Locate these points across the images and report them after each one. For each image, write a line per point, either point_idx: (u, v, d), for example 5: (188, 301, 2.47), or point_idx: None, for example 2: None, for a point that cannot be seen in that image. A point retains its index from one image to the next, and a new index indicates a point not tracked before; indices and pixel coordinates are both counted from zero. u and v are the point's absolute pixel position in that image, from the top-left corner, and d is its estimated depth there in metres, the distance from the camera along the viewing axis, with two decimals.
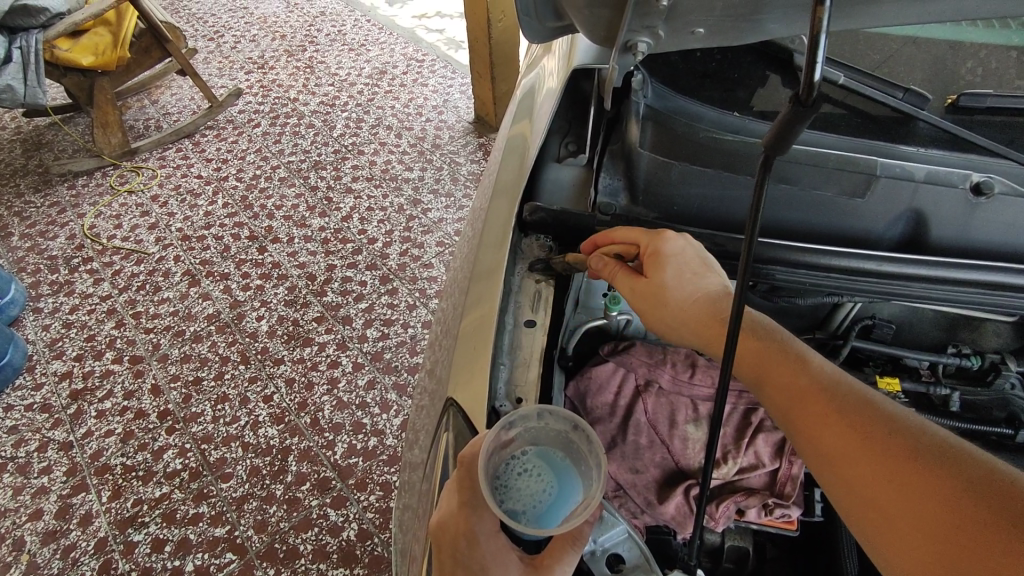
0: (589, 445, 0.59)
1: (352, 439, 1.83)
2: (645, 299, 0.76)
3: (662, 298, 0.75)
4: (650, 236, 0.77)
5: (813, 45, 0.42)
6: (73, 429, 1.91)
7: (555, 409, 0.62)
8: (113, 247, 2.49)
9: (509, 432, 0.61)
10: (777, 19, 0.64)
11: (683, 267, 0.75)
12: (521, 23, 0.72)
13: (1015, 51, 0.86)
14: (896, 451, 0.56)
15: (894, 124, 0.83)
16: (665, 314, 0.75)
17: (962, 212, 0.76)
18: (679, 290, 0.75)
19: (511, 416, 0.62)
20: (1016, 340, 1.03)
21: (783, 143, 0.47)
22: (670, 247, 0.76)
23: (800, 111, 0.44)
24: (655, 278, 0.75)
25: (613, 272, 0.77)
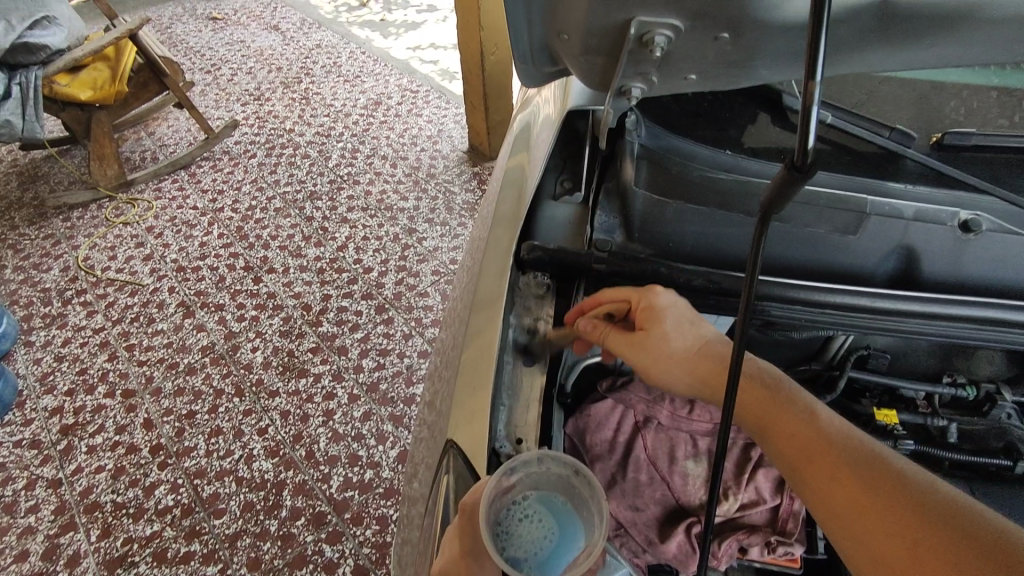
0: (590, 489, 0.59)
1: (348, 472, 1.81)
2: (646, 356, 0.76)
3: (663, 349, 0.75)
4: (640, 292, 0.78)
5: (805, 114, 0.42)
6: (62, 466, 1.87)
7: (558, 454, 0.62)
8: (106, 279, 2.48)
9: (511, 477, 0.61)
10: (767, 65, 0.64)
11: (679, 317, 0.76)
12: (518, 70, 0.73)
13: (996, 91, 0.88)
14: (893, 502, 0.56)
15: (883, 161, 0.85)
16: (668, 367, 0.75)
17: (952, 248, 0.77)
18: (680, 340, 0.76)
19: (513, 461, 0.62)
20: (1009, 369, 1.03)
21: (784, 204, 0.46)
22: (665, 301, 0.77)
23: (796, 175, 0.43)
24: (654, 332, 0.75)
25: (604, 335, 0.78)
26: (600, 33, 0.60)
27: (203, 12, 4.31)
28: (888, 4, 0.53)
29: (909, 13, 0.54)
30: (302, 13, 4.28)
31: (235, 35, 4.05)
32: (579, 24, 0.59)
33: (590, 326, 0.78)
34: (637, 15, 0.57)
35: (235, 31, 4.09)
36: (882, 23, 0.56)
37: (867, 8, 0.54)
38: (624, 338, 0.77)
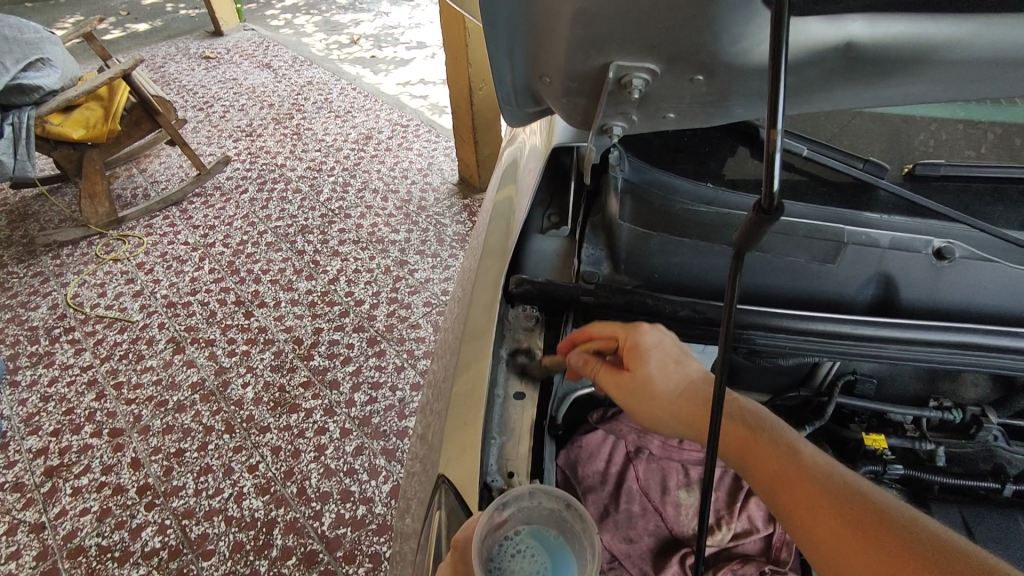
0: (582, 523, 0.61)
1: (340, 508, 1.78)
2: (631, 394, 0.76)
3: (648, 389, 0.75)
4: (627, 330, 0.79)
5: (769, 159, 0.43)
6: (46, 509, 1.83)
7: (548, 489, 0.63)
8: (95, 315, 2.47)
9: (502, 513, 0.62)
10: (742, 104, 0.67)
11: (664, 356, 0.77)
12: (503, 111, 0.76)
13: (962, 124, 0.89)
14: (884, 542, 0.55)
15: (857, 192, 0.88)
16: (654, 406, 0.74)
17: (926, 274, 0.79)
18: (666, 379, 0.75)
19: (505, 497, 0.62)
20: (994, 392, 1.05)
21: (754, 244, 0.46)
22: (652, 339, 0.77)
23: (764, 218, 0.44)
24: (641, 371, 0.76)
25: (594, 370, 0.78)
26: (580, 74, 0.62)
27: (196, 52, 4.39)
28: (852, 47, 0.56)
29: (872, 56, 0.57)
30: (293, 51, 4.37)
31: (228, 73, 4.12)
32: (560, 66, 0.61)
33: (581, 361, 0.78)
34: (615, 60, 0.59)
35: (228, 69, 4.17)
36: (846, 64, 0.58)
37: (831, 51, 0.56)
38: (611, 375, 0.77)
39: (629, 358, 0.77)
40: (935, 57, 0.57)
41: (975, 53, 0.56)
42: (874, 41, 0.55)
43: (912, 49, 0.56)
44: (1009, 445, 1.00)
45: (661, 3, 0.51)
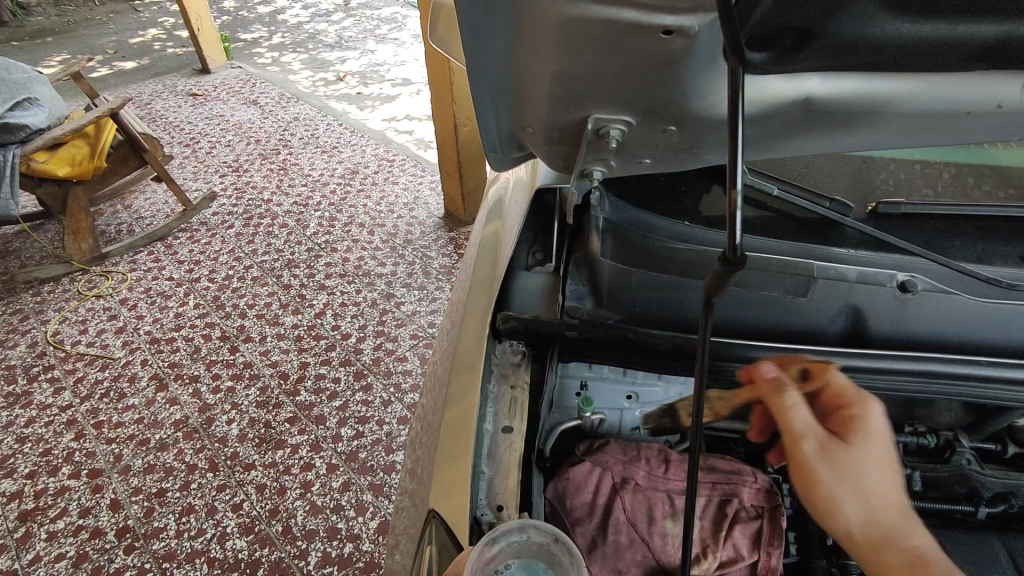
0: (570, 557, 0.61)
1: (327, 546, 1.76)
2: (827, 458, 0.63)
3: (852, 464, 0.62)
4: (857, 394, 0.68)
5: (732, 214, 0.46)
6: (19, 556, 1.79)
7: (536, 523, 0.65)
8: (76, 353, 2.44)
9: (493, 548, 0.64)
10: (713, 152, 0.70)
11: (883, 449, 0.64)
12: (489, 157, 0.79)
13: (919, 164, 0.94)
14: None
15: (824, 229, 0.93)
16: (849, 483, 0.62)
17: (892, 307, 0.83)
18: (874, 470, 0.62)
19: (495, 532, 0.65)
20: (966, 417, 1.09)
21: (721, 294, 0.50)
22: (877, 422, 0.66)
23: (730, 268, 0.47)
24: (853, 448, 0.63)
25: (786, 398, 0.67)
26: (561, 126, 0.66)
27: (183, 89, 4.45)
28: (810, 101, 0.61)
29: (828, 109, 0.62)
30: (280, 88, 4.45)
31: (215, 109, 4.17)
32: (542, 118, 0.65)
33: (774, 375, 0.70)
34: (593, 113, 0.63)
35: (215, 105, 4.22)
36: (806, 116, 0.63)
37: (791, 105, 0.61)
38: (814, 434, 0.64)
39: (837, 422, 0.67)
40: (885, 110, 0.62)
41: (921, 106, 0.61)
42: (829, 96, 0.60)
43: (864, 103, 0.61)
44: (981, 468, 1.04)
45: (632, 68, 0.55)
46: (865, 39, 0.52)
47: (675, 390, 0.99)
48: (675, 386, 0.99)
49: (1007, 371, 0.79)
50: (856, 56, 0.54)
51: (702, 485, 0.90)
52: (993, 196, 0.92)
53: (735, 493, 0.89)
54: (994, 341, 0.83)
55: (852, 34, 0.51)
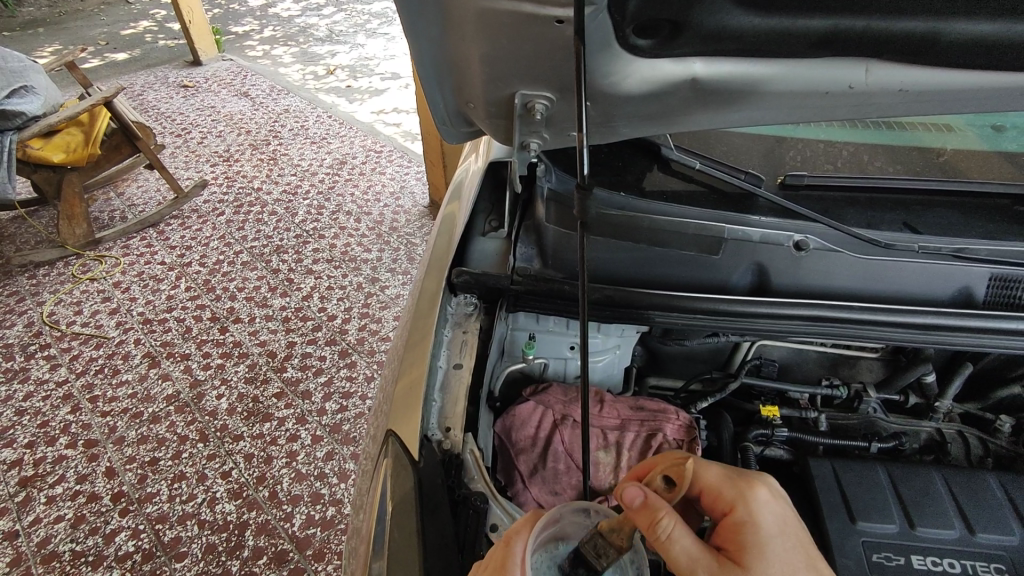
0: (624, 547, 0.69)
1: (311, 510, 1.88)
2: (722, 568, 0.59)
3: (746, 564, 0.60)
4: (735, 493, 0.66)
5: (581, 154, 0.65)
6: (19, 518, 1.90)
7: (603, 509, 0.71)
8: (71, 332, 2.55)
9: (558, 519, 0.70)
10: (626, 124, 0.82)
11: (772, 529, 0.64)
12: (440, 129, 0.91)
13: (822, 143, 1.09)
14: None
15: (740, 199, 1.05)
16: None
17: (788, 262, 0.99)
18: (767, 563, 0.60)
19: (565, 506, 0.70)
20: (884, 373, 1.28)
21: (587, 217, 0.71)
22: (767, 517, 0.64)
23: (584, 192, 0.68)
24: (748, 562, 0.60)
25: (661, 533, 0.60)
26: (496, 102, 0.79)
27: (174, 80, 4.54)
28: (698, 81, 0.73)
29: (715, 88, 0.74)
30: (271, 81, 4.55)
31: (206, 101, 4.27)
32: (481, 95, 0.78)
33: (641, 500, 0.61)
34: (519, 90, 0.76)
35: (206, 97, 4.31)
36: (696, 94, 0.75)
37: (681, 83, 0.74)
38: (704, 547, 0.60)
39: (727, 531, 0.64)
40: (761, 88, 0.74)
41: (787, 86, 0.73)
42: (711, 76, 0.73)
43: (741, 82, 0.73)
44: (886, 415, 1.21)
45: (540, 53, 0.69)
46: (725, 28, 0.66)
47: (613, 341, 1.16)
48: (612, 337, 1.15)
49: (879, 316, 0.93)
50: (724, 43, 0.68)
51: (632, 423, 1.04)
52: (884, 170, 1.06)
53: (659, 428, 1.02)
54: (877, 293, 0.99)
55: (714, 24, 0.65)
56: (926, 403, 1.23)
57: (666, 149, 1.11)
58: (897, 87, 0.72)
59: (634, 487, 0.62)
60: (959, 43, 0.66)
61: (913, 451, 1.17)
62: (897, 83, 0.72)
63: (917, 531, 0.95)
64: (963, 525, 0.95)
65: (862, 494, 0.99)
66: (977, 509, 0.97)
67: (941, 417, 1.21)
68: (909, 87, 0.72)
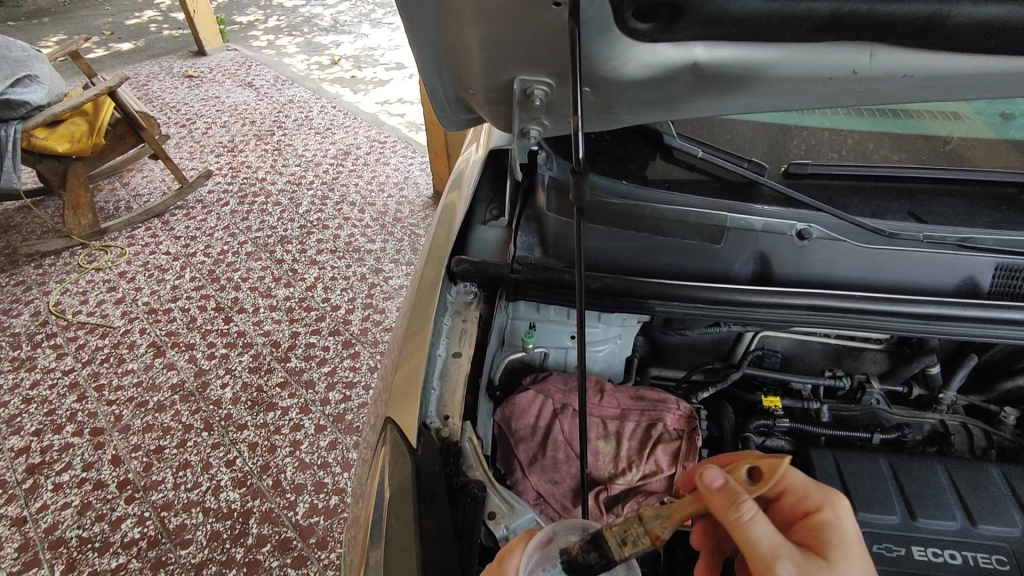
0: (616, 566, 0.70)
1: (314, 499, 1.90)
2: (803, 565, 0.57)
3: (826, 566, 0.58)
4: (821, 495, 0.63)
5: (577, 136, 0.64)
6: (27, 504, 1.91)
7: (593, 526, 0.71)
8: (77, 322, 2.56)
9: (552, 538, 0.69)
10: (627, 111, 0.81)
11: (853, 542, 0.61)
12: (440, 116, 0.90)
13: (828, 131, 1.07)
14: None
15: (742, 188, 1.04)
16: None
17: (791, 252, 0.98)
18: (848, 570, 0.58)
19: (558, 524, 0.70)
20: (889, 364, 1.27)
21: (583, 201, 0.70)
22: (848, 528, 0.62)
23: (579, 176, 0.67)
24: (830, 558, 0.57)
25: (744, 515, 0.57)
26: (494, 89, 0.78)
27: (179, 70, 4.53)
28: (698, 66, 0.72)
29: (716, 73, 0.73)
30: (275, 71, 4.54)
31: (211, 91, 4.26)
32: (479, 81, 0.77)
33: (721, 483, 0.59)
34: (517, 76, 0.75)
35: (210, 87, 4.31)
36: (697, 80, 0.74)
37: (681, 68, 0.73)
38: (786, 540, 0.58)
39: (806, 531, 0.62)
40: (763, 74, 0.73)
41: (790, 71, 0.72)
42: (711, 60, 0.71)
43: (742, 67, 0.72)
44: (888, 407, 1.20)
45: (538, 37, 0.68)
46: (725, 11, 0.64)
47: (614, 330, 1.16)
48: (613, 327, 1.15)
49: (882, 305, 0.93)
50: (725, 27, 0.67)
51: (633, 413, 1.03)
52: (889, 159, 1.05)
53: (660, 418, 1.02)
54: (880, 283, 0.98)
55: (714, 7, 0.64)
56: (930, 395, 1.23)
57: (668, 137, 1.09)
58: (902, 71, 0.71)
59: (715, 468, 0.60)
60: (966, 25, 0.65)
61: (915, 443, 1.16)
62: (902, 68, 0.71)
63: (917, 522, 0.94)
64: (964, 517, 0.95)
65: (862, 485, 0.99)
66: (978, 501, 0.97)
67: (945, 409, 1.21)
68: (914, 72, 0.71)
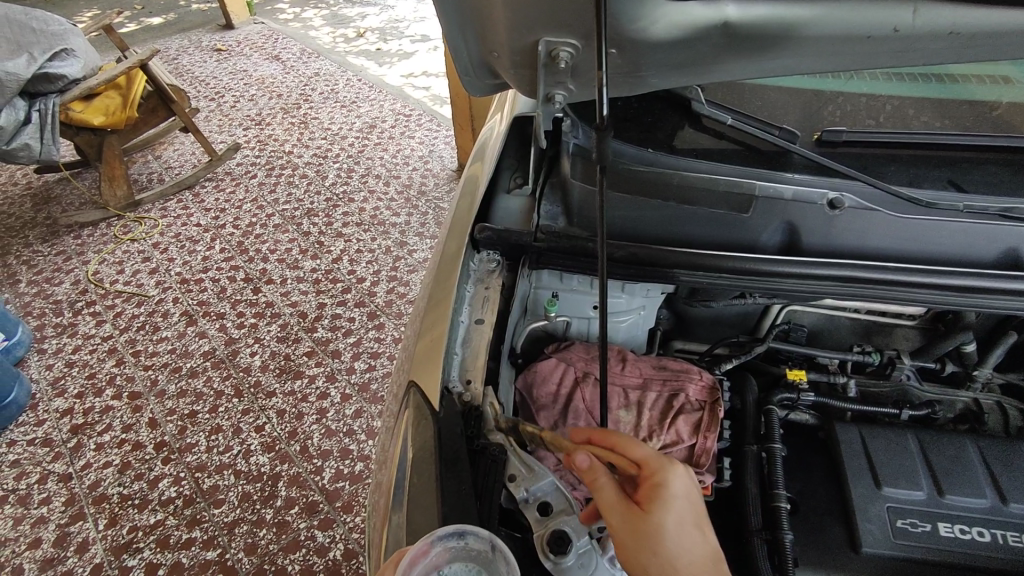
0: (506, 562, 0.67)
1: (340, 464, 1.95)
2: (638, 528, 0.66)
3: (658, 530, 0.66)
4: (660, 465, 0.70)
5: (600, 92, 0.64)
6: (72, 462, 2.01)
7: (474, 530, 0.70)
8: (114, 290, 2.65)
9: (435, 549, 0.68)
10: (655, 74, 0.79)
11: (688, 506, 0.68)
12: (464, 80, 0.89)
13: (865, 97, 1.04)
14: None
15: (774, 156, 1.01)
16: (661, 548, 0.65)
17: (822, 222, 0.96)
18: (678, 528, 0.66)
19: (438, 534, 0.69)
20: (922, 341, 1.23)
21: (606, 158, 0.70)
22: (683, 491, 0.69)
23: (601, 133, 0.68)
24: (652, 513, 0.67)
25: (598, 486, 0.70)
26: (519, 51, 0.77)
27: (208, 44, 4.56)
28: (730, 26, 0.70)
29: (748, 33, 0.70)
30: (302, 44, 4.54)
31: (239, 65, 4.29)
32: (503, 44, 0.76)
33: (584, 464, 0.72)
34: (543, 37, 0.74)
35: (238, 61, 4.34)
36: (729, 40, 0.72)
37: (712, 28, 0.70)
38: (625, 508, 0.68)
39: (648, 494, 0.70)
40: (798, 33, 0.70)
41: (828, 30, 0.69)
42: (743, 20, 0.69)
43: (777, 27, 0.69)
44: (919, 383, 1.18)
45: None
46: None
47: (638, 302, 1.15)
48: (637, 298, 1.14)
49: (916, 277, 0.90)
50: None
51: (655, 383, 1.03)
52: (930, 125, 1.00)
53: (682, 388, 1.01)
54: (914, 254, 0.95)
55: None
56: (964, 372, 1.20)
57: (697, 104, 1.05)
58: (947, 29, 0.68)
59: (579, 453, 0.72)
60: None
61: (946, 420, 1.14)
62: (946, 25, 0.68)
63: (945, 498, 0.93)
64: (995, 494, 0.93)
65: (889, 460, 0.98)
66: (1011, 479, 0.94)
67: (979, 387, 1.19)
68: (960, 29, 0.68)
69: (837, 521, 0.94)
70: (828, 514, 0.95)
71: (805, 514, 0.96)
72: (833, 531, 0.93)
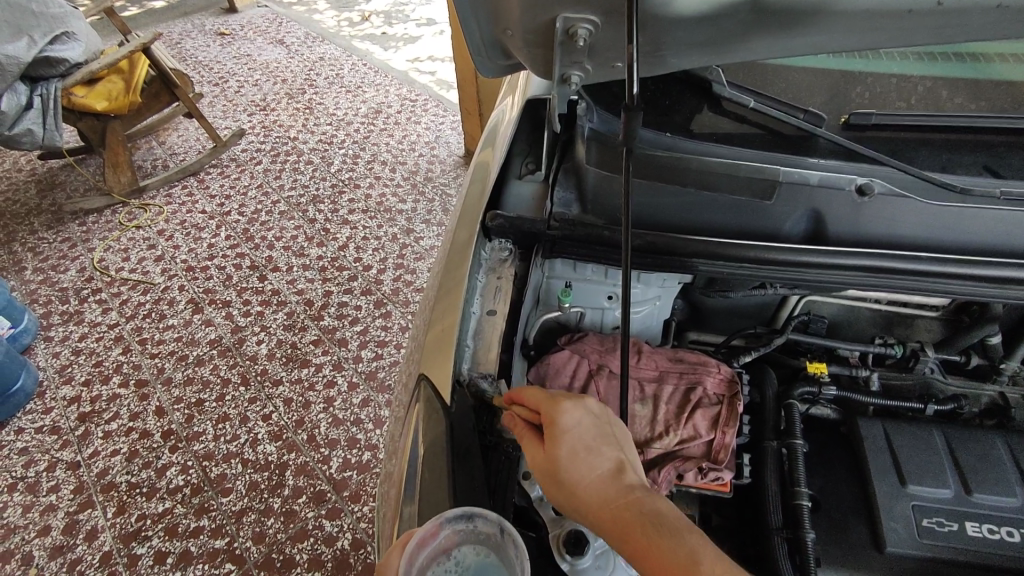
0: (515, 547, 0.64)
1: (347, 454, 1.93)
2: (541, 470, 0.70)
3: (553, 468, 0.69)
4: (548, 407, 0.73)
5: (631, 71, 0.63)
6: (80, 450, 2.00)
7: (483, 513, 0.67)
8: (120, 278, 2.63)
9: (443, 533, 0.66)
10: (677, 53, 0.75)
11: (578, 437, 0.70)
12: (476, 61, 0.85)
13: (895, 78, 0.99)
14: None
15: (798, 141, 0.96)
16: (561, 484, 0.68)
17: (849, 209, 0.91)
18: (571, 463, 0.68)
19: (445, 517, 0.67)
20: (945, 333, 1.19)
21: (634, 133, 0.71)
22: (570, 425, 0.71)
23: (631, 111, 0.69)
24: (549, 451, 0.70)
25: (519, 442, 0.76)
26: (534, 29, 0.73)
27: (212, 28, 4.50)
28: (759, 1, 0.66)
29: (778, 8, 0.66)
30: (306, 28, 4.47)
31: (243, 49, 4.24)
32: (517, 22, 0.72)
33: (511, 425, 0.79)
34: (560, 14, 0.70)
35: (242, 45, 4.28)
36: (757, 16, 0.68)
37: (740, 3, 0.66)
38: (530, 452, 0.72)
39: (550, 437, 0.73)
40: (832, 7, 0.65)
41: (865, 4, 0.65)
42: None
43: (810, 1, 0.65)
44: (943, 376, 1.14)
45: None
46: None
47: (653, 292, 1.11)
48: (652, 288, 1.10)
49: (947, 268, 0.86)
50: None
51: (671, 376, 1.00)
52: (964, 108, 0.95)
53: (699, 382, 0.98)
54: (946, 243, 0.91)
55: None
56: (989, 364, 1.16)
57: (718, 86, 1.01)
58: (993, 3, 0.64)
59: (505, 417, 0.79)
60: None
61: (972, 415, 1.10)
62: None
63: (973, 497, 0.90)
64: None
65: (914, 456, 0.94)
66: None
67: (1006, 380, 1.14)
68: (1009, 2, 0.64)
69: (860, 519, 0.91)
70: (850, 512, 0.92)
71: (827, 511, 0.93)
72: (856, 530, 0.90)
